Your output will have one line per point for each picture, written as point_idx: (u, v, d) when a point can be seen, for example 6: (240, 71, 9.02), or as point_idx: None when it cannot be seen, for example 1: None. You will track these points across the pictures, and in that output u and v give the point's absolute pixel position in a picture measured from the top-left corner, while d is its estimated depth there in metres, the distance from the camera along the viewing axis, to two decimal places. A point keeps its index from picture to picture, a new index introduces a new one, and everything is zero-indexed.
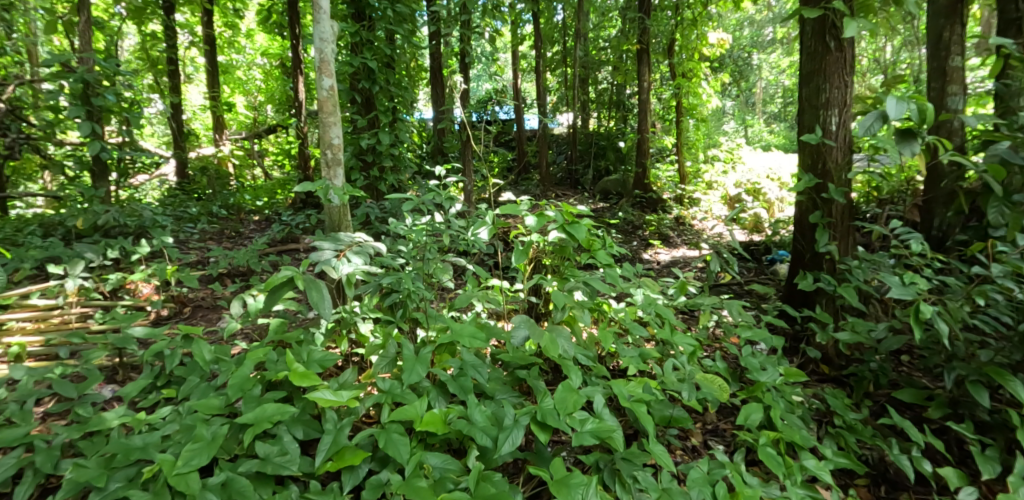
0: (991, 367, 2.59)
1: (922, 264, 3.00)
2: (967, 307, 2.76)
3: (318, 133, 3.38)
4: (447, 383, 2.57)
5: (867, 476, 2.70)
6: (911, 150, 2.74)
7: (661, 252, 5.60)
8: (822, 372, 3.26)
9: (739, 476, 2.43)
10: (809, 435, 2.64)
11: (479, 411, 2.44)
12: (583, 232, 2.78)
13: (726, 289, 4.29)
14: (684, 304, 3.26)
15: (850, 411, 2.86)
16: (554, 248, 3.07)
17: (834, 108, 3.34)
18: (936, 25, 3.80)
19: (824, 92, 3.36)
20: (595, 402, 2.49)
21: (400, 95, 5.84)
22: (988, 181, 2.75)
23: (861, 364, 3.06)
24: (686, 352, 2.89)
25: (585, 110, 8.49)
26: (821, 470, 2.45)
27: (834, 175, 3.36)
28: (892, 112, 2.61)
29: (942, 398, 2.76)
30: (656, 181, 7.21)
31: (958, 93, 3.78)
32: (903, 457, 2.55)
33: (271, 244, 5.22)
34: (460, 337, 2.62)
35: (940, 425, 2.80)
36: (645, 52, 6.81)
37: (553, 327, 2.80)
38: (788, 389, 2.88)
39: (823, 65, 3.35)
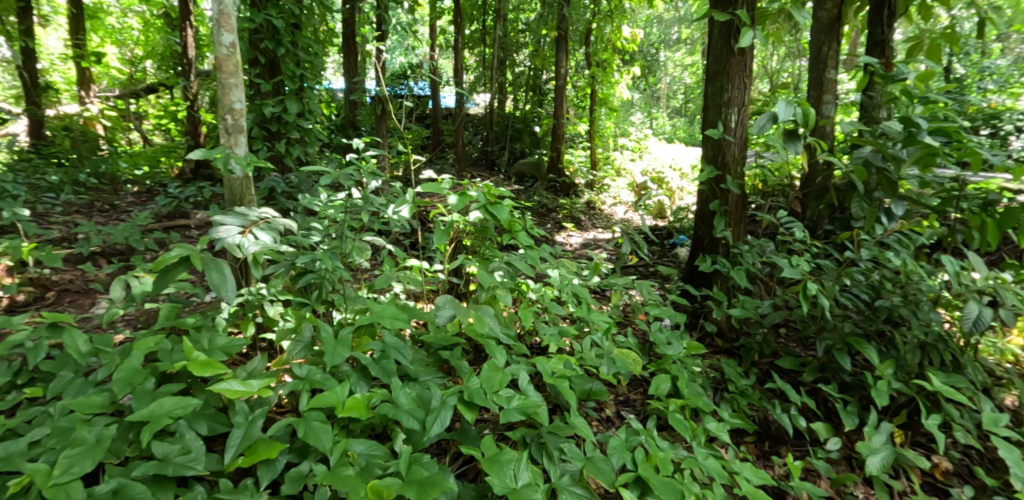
0: (852, 337, 2.95)
1: (804, 249, 3.32)
2: (837, 285, 3.09)
3: (217, 95, 3.24)
4: (369, 366, 2.59)
5: (754, 434, 3.00)
6: (795, 150, 3.01)
7: (573, 235, 5.80)
8: (716, 343, 3.54)
9: (652, 441, 2.64)
10: (709, 401, 2.89)
11: (404, 394, 2.50)
12: (504, 213, 2.84)
13: (633, 270, 4.54)
14: (598, 284, 3.45)
15: (741, 378, 3.16)
16: (475, 229, 3.14)
17: (734, 106, 3.60)
18: (817, 39, 4.16)
19: (726, 92, 3.60)
20: (519, 380, 2.62)
21: (308, 61, 5.60)
22: (847, 177, 3.08)
23: (749, 337, 3.38)
24: (601, 329, 3.08)
25: (503, 91, 8.53)
26: (721, 431, 2.71)
27: (732, 168, 3.62)
28: (781, 115, 2.86)
29: (813, 364, 3.10)
30: (568, 165, 7.46)
31: (830, 104, 4.16)
32: (784, 415, 2.87)
33: (156, 218, 4.96)
34: (381, 318, 2.67)
35: (812, 387, 3.15)
36: (563, 38, 6.99)
37: (479, 306, 2.91)
38: (690, 360, 3.11)
39: (727, 67, 3.59)
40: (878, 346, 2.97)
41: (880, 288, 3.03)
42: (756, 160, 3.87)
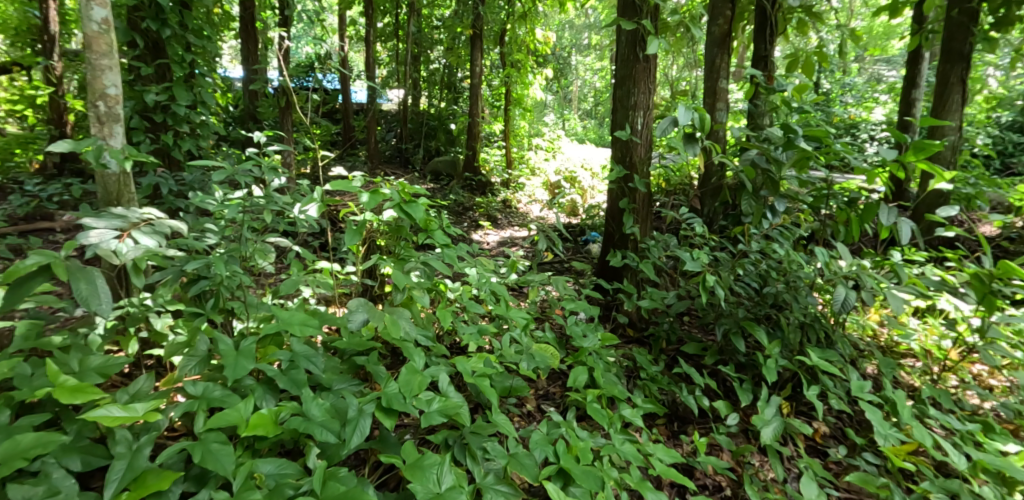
0: (745, 320, 3.19)
1: (703, 243, 3.56)
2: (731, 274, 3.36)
3: (86, 77, 2.85)
4: (277, 378, 2.52)
5: (664, 416, 3.20)
6: (694, 152, 3.21)
7: (490, 233, 5.88)
8: (626, 333, 3.73)
9: (572, 432, 2.74)
10: (624, 389, 3.04)
11: (316, 406, 2.45)
12: (419, 211, 2.84)
13: (550, 267, 4.69)
14: (516, 281, 3.53)
15: (652, 365, 3.34)
16: (389, 229, 3.11)
17: (640, 110, 3.79)
18: (711, 52, 4.50)
19: (633, 96, 3.79)
20: (439, 381, 2.65)
21: (200, 47, 4.80)
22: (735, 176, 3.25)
23: (657, 325, 3.59)
24: (521, 325, 3.16)
25: (417, 88, 8.43)
26: (635, 416, 2.87)
27: (639, 168, 3.80)
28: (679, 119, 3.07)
29: (714, 347, 3.33)
30: (483, 165, 7.52)
31: (723, 111, 4.54)
32: (690, 397, 3.07)
33: (10, 221, 4.54)
34: (290, 326, 2.59)
35: (713, 369, 3.39)
36: (478, 37, 7.05)
37: (393, 310, 2.90)
38: (605, 351, 3.25)
39: (631, 73, 3.77)
40: (768, 328, 3.23)
41: (767, 275, 3.30)
42: (660, 160, 4.11)
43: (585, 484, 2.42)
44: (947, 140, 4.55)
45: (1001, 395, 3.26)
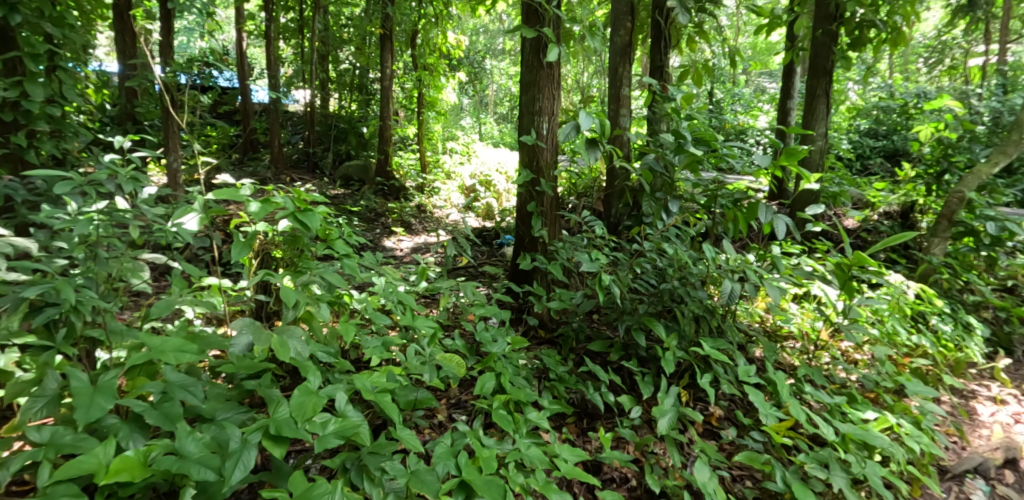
0: (645, 317, 3.32)
1: (603, 245, 3.71)
2: (631, 274, 3.50)
3: None
4: (145, 413, 2.21)
5: (574, 414, 3.30)
6: (595, 157, 3.32)
7: (404, 239, 5.82)
8: (538, 334, 3.81)
9: (478, 441, 2.73)
10: (531, 393, 3.08)
11: (193, 441, 2.18)
12: (317, 220, 2.66)
13: (463, 271, 4.70)
14: (425, 288, 3.49)
15: (560, 366, 3.43)
16: (285, 239, 2.94)
17: (545, 115, 3.89)
18: (613, 61, 4.70)
19: (537, 102, 3.88)
20: (337, 401, 2.46)
21: (65, 38, 4.11)
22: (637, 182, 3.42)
23: (567, 325, 3.70)
24: (428, 335, 3.12)
25: (324, 87, 8.15)
26: (541, 419, 2.91)
27: (545, 172, 3.91)
28: (581, 126, 3.17)
29: (618, 344, 3.45)
30: (397, 168, 7.48)
31: (626, 117, 4.77)
32: (595, 394, 3.17)
33: None
34: (162, 354, 2.27)
35: (618, 365, 3.53)
36: (387, 37, 6.97)
37: (283, 329, 2.65)
38: (515, 355, 3.30)
39: (537, 81, 3.87)
40: (666, 321, 3.36)
41: (663, 273, 3.46)
42: (566, 165, 4.23)
43: (487, 495, 2.37)
44: (816, 144, 5.08)
45: (860, 367, 3.52)
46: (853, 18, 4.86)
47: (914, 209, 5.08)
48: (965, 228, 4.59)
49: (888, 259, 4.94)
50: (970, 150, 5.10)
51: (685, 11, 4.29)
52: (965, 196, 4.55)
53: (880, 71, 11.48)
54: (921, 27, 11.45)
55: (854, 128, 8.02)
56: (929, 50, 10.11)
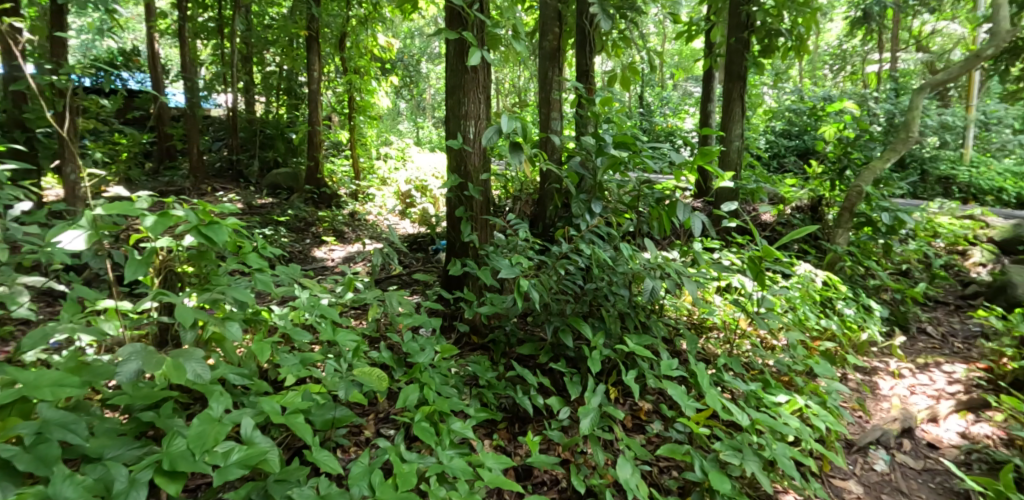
0: (571, 317, 3.19)
1: (527, 248, 3.57)
2: (555, 276, 3.24)
3: None
4: (15, 458, 1.86)
5: (505, 419, 3.22)
6: (519, 161, 3.21)
7: (335, 248, 5.67)
8: (469, 339, 3.69)
9: (399, 455, 2.60)
10: (456, 402, 2.98)
11: (73, 484, 1.89)
12: (223, 234, 2.44)
13: (394, 280, 4.52)
14: (351, 300, 3.30)
15: (489, 371, 3.35)
16: (189, 253, 2.70)
17: (471, 119, 3.81)
18: (542, 65, 4.69)
19: (463, 106, 3.79)
20: (243, 427, 2.24)
21: None
22: (561, 184, 3.37)
23: (499, 329, 3.60)
24: (351, 349, 2.98)
25: (248, 90, 7.79)
26: (464, 430, 2.82)
27: (473, 174, 3.80)
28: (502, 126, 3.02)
29: (546, 346, 3.36)
30: (330, 176, 7.31)
31: (559, 120, 4.60)
32: (524, 398, 3.12)
33: None
34: (37, 389, 1.97)
35: (548, 368, 3.47)
36: (314, 39, 6.77)
37: (179, 352, 2.35)
38: (444, 364, 3.22)
39: (461, 85, 3.79)
40: (592, 322, 3.22)
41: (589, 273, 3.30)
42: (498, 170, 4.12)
43: None
44: (733, 143, 5.22)
45: (774, 352, 3.47)
46: (762, 23, 5.01)
47: (823, 204, 5.17)
48: (865, 219, 4.83)
49: (801, 249, 5.10)
50: (865, 149, 5.19)
51: (606, 18, 4.29)
52: (864, 190, 4.76)
53: (795, 76, 12.12)
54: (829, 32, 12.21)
55: (771, 129, 8.41)
56: (839, 57, 10.75)
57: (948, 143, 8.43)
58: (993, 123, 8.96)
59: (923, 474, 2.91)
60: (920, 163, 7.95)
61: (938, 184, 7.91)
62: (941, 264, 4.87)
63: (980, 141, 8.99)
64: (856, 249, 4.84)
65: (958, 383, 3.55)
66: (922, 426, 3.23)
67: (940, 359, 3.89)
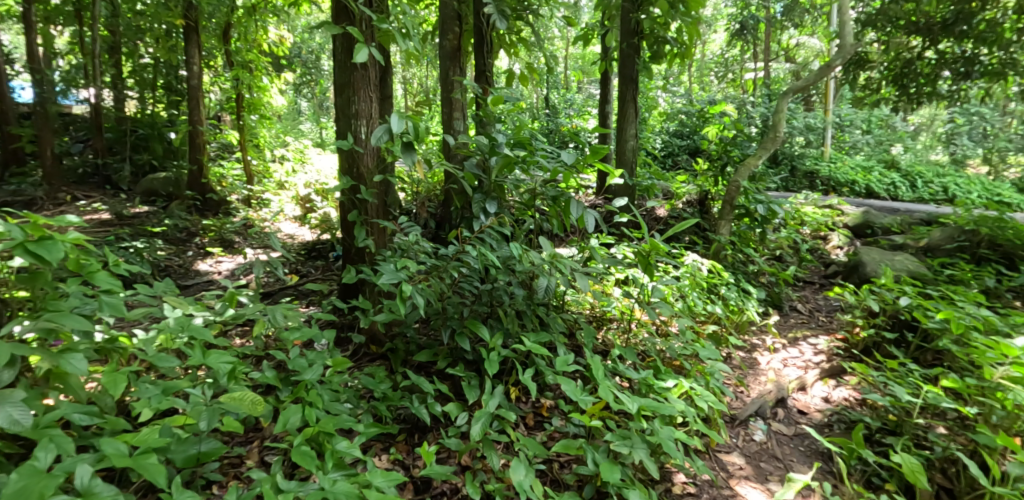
0: (467, 321, 2.37)
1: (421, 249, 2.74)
2: (457, 268, 2.49)
3: None
4: None
5: (402, 428, 2.29)
6: (411, 164, 2.22)
7: (224, 260, 4.66)
8: (364, 347, 2.62)
9: (266, 486, 1.78)
10: (348, 414, 2.09)
11: None
12: (58, 251, 1.86)
13: (285, 294, 3.45)
14: (234, 317, 2.32)
15: (385, 379, 2.36)
16: (19, 276, 1.96)
17: (365, 118, 2.74)
18: (444, 65, 3.94)
19: (354, 101, 2.73)
20: (78, 476, 1.64)
21: None
22: (454, 183, 2.44)
23: (402, 334, 2.58)
24: (225, 373, 2.03)
25: (116, 83, 6.54)
26: (354, 448, 1.94)
27: (367, 176, 2.74)
28: (388, 130, 2.06)
29: (442, 350, 2.45)
30: (218, 180, 6.35)
31: (461, 120, 3.91)
32: (422, 407, 2.22)
33: None
34: None
35: (444, 373, 2.53)
36: (192, 29, 5.81)
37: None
38: (339, 379, 2.26)
39: (349, 79, 2.72)
40: (492, 323, 2.46)
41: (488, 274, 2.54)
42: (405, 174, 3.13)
43: None
44: (629, 141, 4.74)
45: (666, 337, 2.88)
46: (653, 31, 4.56)
47: (708, 197, 4.76)
48: (745, 210, 4.47)
49: (690, 240, 4.53)
50: (740, 146, 4.88)
51: (500, 16, 3.72)
52: (740, 183, 4.41)
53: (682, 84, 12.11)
54: (710, 44, 12.51)
55: (665, 129, 8.51)
56: (721, 64, 10.82)
57: (812, 142, 8.58)
58: (847, 126, 9.19)
59: (798, 440, 2.66)
60: (792, 159, 8.13)
61: (805, 179, 8.06)
62: (807, 248, 4.68)
63: (836, 141, 9.16)
64: (737, 237, 4.42)
65: (822, 351, 3.31)
66: (793, 394, 2.95)
67: (806, 331, 3.63)
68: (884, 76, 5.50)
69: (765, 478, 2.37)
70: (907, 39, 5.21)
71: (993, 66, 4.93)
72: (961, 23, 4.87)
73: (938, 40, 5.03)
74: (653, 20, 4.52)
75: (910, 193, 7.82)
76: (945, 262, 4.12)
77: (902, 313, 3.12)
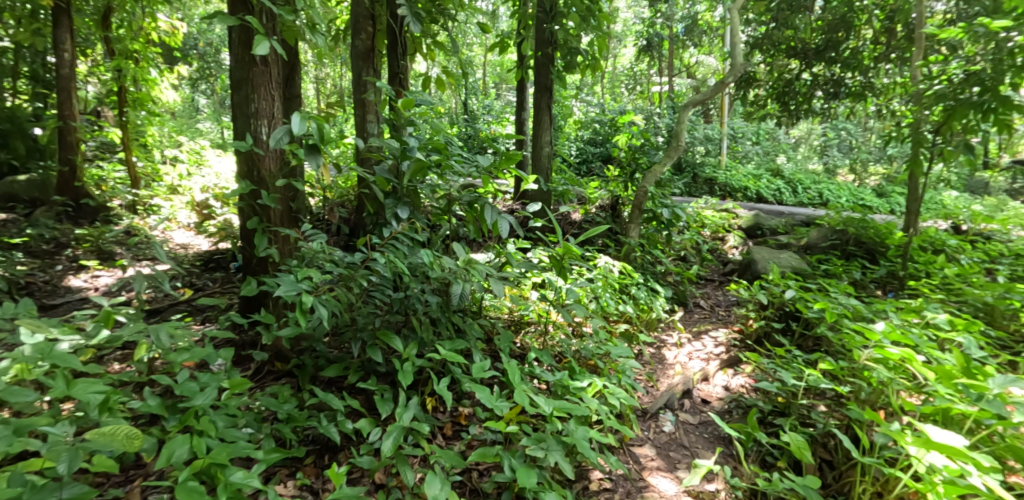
0: (380, 329, 1.88)
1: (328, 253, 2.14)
2: (361, 264, 1.94)
3: None
4: None
5: (310, 451, 1.83)
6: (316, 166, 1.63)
7: (103, 276, 3.09)
8: (266, 364, 2.03)
9: None
10: (240, 440, 1.64)
11: None
12: None
13: (170, 311, 2.55)
14: (106, 340, 1.77)
15: (288, 398, 1.87)
16: None
17: (265, 119, 2.07)
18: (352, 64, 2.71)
19: (249, 101, 2.05)
20: None
21: None
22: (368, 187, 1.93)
23: (304, 344, 2.05)
24: (97, 402, 1.62)
25: None
26: (253, 478, 1.54)
27: (270, 182, 2.05)
28: (291, 130, 1.56)
29: (352, 362, 1.94)
30: (96, 182, 3.91)
31: (379, 124, 2.70)
32: (330, 426, 1.77)
33: None
34: None
35: (355, 386, 2.02)
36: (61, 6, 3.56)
37: None
38: (233, 399, 1.78)
39: (246, 72, 2.05)
40: (406, 334, 1.94)
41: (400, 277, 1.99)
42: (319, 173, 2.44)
43: None
44: (543, 150, 3.70)
45: (579, 338, 2.33)
46: (566, 41, 3.54)
47: (618, 201, 3.78)
48: (653, 214, 3.64)
49: (601, 244, 3.61)
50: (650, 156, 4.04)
51: (415, 18, 2.64)
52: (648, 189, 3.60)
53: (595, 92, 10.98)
54: (621, 58, 11.15)
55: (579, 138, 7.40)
56: (630, 78, 10.11)
57: (712, 151, 7.79)
58: (740, 136, 8.45)
59: (704, 428, 2.11)
60: (692, 167, 7.16)
61: (706, 185, 7.11)
62: (710, 249, 3.87)
63: (732, 151, 8.31)
64: (645, 240, 3.57)
65: (722, 342, 2.65)
66: (697, 385, 2.32)
67: (711, 325, 2.90)
68: (769, 95, 5.06)
69: (674, 467, 1.90)
70: (787, 61, 4.87)
71: (856, 89, 4.70)
72: (831, 47, 4.60)
73: (813, 63, 4.74)
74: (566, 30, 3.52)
75: (795, 197, 7.34)
76: (823, 258, 3.49)
77: (790, 301, 2.57)
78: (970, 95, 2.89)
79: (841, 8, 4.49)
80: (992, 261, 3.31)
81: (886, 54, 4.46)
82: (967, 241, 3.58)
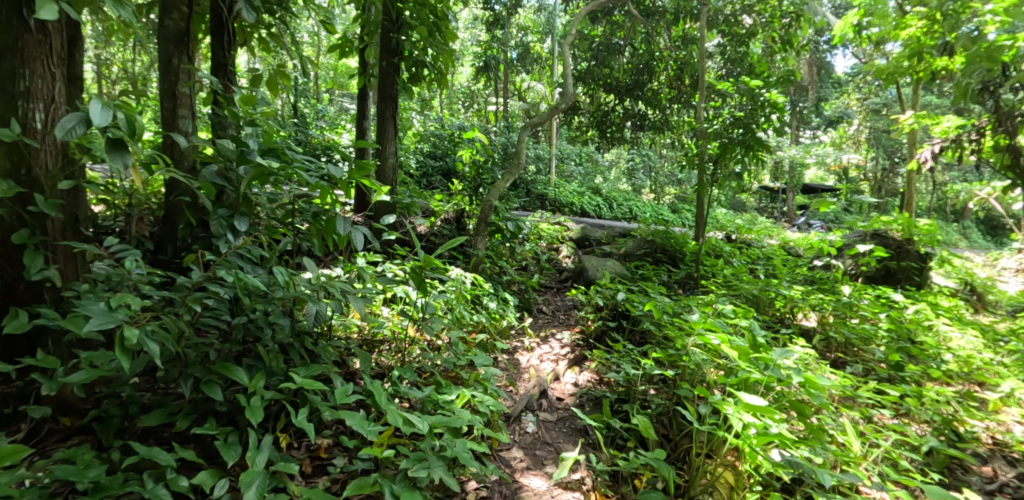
0: (221, 363, 1.65)
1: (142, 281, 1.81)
2: (193, 290, 1.69)
3: None
4: None
5: None
6: (124, 164, 1.52)
7: None
8: (46, 421, 1.67)
9: None
10: None
11: None
12: None
13: None
14: None
15: (94, 461, 1.52)
16: None
17: (36, 100, 1.72)
18: (161, 45, 2.20)
19: (14, 75, 1.68)
20: None
21: None
22: (198, 198, 1.72)
23: (111, 392, 1.70)
24: None
25: None
26: None
27: (47, 182, 1.73)
28: (93, 118, 1.46)
29: (181, 409, 1.67)
30: None
31: (194, 121, 2.28)
32: (161, 486, 1.49)
33: None
34: None
35: (185, 434, 1.74)
36: None
37: None
38: (13, 472, 1.39)
39: (13, 40, 1.67)
40: (250, 364, 1.73)
41: (242, 301, 1.77)
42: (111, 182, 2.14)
43: None
44: (386, 161, 3.53)
45: (441, 352, 2.34)
46: (411, 52, 3.44)
47: (463, 214, 3.87)
48: (495, 227, 3.73)
49: (449, 257, 3.57)
50: (493, 173, 4.23)
51: (251, 6, 2.22)
52: (494, 202, 3.64)
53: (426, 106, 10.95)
54: (453, 80, 11.08)
55: None
56: (466, 96, 10.81)
57: (541, 170, 8.34)
58: (565, 157, 9.32)
59: (562, 424, 2.29)
60: (526, 183, 7.43)
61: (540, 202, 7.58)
62: (548, 259, 4.18)
63: (558, 171, 9.12)
64: (491, 252, 3.64)
65: (567, 344, 2.89)
66: (551, 384, 2.54)
67: (555, 328, 3.15)
68: (589, 122, 5.91)
69: (542, 464, 2.03)
70: (604, 95, 5.69)
71: (657, 123, 5.64)
72: (638, 87, 5.48)
73: (624, 98, 5.63)
74: (413, 42, 3.43)
75: (609, 212, 8.18)
76: (638, 264, 4.05)
77: (620, 303, 2.95)
78: (735, 135, 3.66)
79: (645, 55, 5.48)
80: (752, 262, 4.35)
81: (676, 98, 5.46)
82: (735, 246, 4.63)
